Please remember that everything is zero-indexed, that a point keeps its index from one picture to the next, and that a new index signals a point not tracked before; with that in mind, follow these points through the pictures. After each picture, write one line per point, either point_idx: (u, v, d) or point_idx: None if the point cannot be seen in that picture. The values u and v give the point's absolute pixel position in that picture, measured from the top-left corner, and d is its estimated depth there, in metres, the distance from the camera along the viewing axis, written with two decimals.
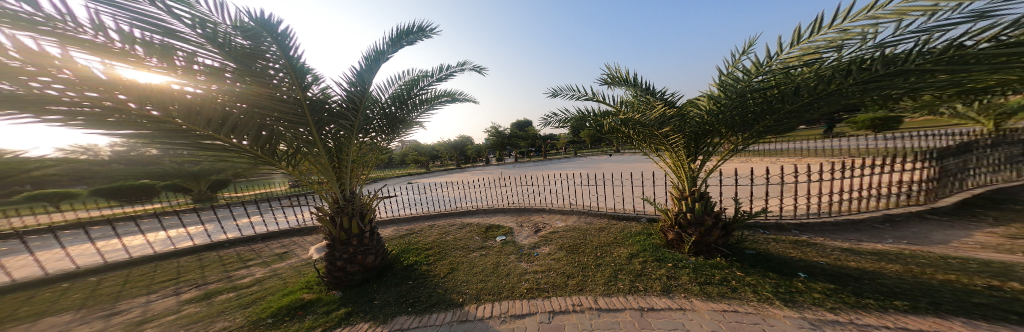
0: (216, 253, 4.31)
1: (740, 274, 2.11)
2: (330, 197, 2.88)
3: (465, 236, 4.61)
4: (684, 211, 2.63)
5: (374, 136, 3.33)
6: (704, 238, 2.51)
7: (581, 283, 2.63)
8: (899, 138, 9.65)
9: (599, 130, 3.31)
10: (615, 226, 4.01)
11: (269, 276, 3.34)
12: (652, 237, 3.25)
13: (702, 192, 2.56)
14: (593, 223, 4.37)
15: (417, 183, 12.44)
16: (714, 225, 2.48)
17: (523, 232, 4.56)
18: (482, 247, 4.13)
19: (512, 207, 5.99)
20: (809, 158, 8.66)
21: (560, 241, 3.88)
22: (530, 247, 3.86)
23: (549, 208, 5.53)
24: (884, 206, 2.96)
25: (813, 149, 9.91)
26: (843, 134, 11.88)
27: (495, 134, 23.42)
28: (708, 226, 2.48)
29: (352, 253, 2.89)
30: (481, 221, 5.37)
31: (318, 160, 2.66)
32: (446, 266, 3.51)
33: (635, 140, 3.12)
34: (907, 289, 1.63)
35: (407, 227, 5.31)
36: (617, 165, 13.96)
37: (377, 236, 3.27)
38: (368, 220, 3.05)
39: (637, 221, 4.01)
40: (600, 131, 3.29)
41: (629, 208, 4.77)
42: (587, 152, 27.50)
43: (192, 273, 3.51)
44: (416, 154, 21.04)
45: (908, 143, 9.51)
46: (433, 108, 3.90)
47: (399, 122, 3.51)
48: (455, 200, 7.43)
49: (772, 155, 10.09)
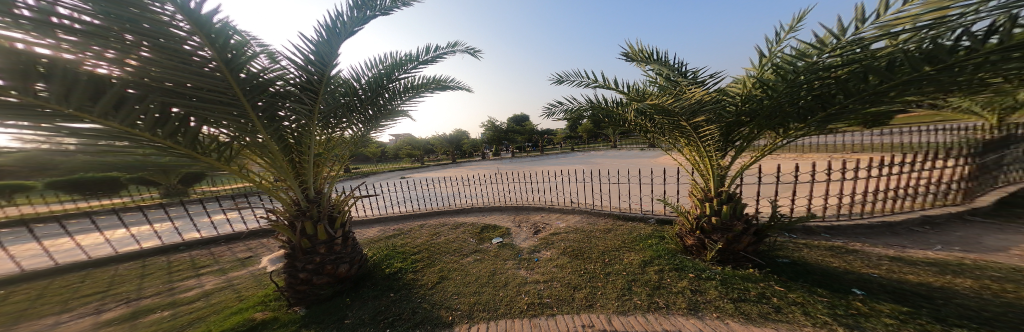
0: (165, 258, 3.72)
1: (781, 290, 1.77)
2: (290, 199, 2.38)
3: (458, 238, 4.20)
4: (707, 215, 2.29)
5: (352, 126, 2.86)
6: (731, 245, 2.19)
7: (590, 297, 2.27)
8: (897, 134, 9.76)
9: (610, 124, 2.98)
10: (621, 228, 3.75)
11: (221, 287, 2.83)
12: (665, 241, 2.98)
13: (731, 193, 2.23)
14: (597, 224, 4.11)
15: (411, 178, 11.97)
16: (744, 231, 2.16)
17: (522, 234, 4.20)
18: (476, 250, 3.75)
19: (509, 205, 5.62)
20: (811, 156, 8.66)
21: (562, 245, 3.60)
22: (529, 252, 3.56)
23: (548, 206, 5.18)
24: (918, 207, 2.82)
25: (812, 146, 9.88)
26: (840, 132, 12.02)
27: (491, 130, 23.04)
28: (737, 232, 2.16)
29: (319, 263, 2.42)
30: (476, 221, 4.97)
31: (269, 155, 2.13)
32: (435, 273, 3.10)
33: (653, 132, 2.75)
34: (999, 313, 1.32)
35: (394, 227, 4.85)
36: (615, 161, 13.75)
37: (353, 241, 2.81)
38: (339, 224, 2.57)
39: (645, 222, 3.75)
40: (611, 124, 2.96)
41: (635, 208, 4.47)
42: (584, 147, 27.35)
43: (127, 285, 2.96)
44: (410, 149, 20.33)
45: (904, 140, 9.64)
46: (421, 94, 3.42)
47: (382, 110, 3.04)
48: (450, 197, 7.02)
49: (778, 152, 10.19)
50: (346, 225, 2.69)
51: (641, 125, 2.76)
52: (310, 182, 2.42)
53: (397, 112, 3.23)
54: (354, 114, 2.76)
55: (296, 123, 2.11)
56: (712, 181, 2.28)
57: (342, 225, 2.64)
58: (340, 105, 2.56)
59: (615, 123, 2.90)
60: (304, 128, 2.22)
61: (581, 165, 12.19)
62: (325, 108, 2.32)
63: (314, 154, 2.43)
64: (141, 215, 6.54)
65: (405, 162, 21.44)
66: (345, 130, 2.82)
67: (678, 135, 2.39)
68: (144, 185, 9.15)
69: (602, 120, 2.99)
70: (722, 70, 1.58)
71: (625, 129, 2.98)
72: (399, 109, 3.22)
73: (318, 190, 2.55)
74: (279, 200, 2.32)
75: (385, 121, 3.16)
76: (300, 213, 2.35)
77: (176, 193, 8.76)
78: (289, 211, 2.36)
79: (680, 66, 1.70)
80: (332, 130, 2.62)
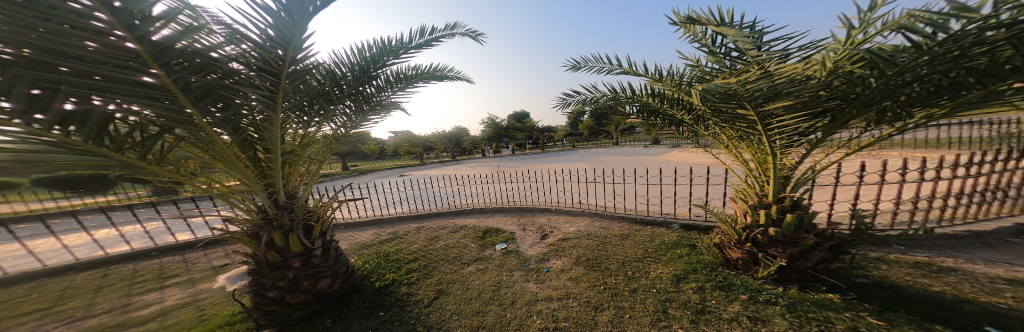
0: (133, 267, 3.38)
1: (879, 325, 1.37)
2: (255, 205, 1.97)
3: (458, 244, 3.82)
4: (764, 226, 1.85)
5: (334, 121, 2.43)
6: (798, 261, 1.76)
7: (616, 322, 1.88)
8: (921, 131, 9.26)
9: (637, 115, 2.57)
10: (640, 233, 3.42)
11: (185, 303, 2.42)
12: (696, 251, 2.61)
13: (798, 199, 1.78)
14: (611, 229, 3.76)
15: (411, 176, 11.63)
16: (816, 246, 1.71)
17: (528, 239, 3.85)
18: (478, 258, 3.38)
19: (512, 206, 5.24)
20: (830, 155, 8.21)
21: (574, 253, 3.25)
22: (538, 260, 3.21)
23: (555, 208, 4.81)
24: (1001, 214, 2.40)
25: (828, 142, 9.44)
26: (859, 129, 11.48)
27: (491, 127, 22.48)
28: (806, 247, 1.72)
29: (292, 280, 1.98)
30: (477, 224, 4.59)
31: (214, 149, 1.65)
32: (433, 287, 2.70)
33: (690, 125, 2.30)
34: None
35: (389, 230, 4.46)
36: (620, 158, 13.33)
37: (338, 251, 2.41)
38: (316, 235, 2.14)
39: (666, 228, 3.40)
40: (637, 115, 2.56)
41: (651, 211, 4.09)
42: (587, 143, 26.80)
43: (78, 299, 2.59)
44: (409, 146, 19.81)
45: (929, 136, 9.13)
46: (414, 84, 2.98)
47: (369, 102, 2.62)
48: (450, 196, 6.65)
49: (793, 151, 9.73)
50: (326, 233, 2.27)
51: (676, 118, 2.34)
52: (278, 184, 2.00)
53: (387, 104, 2.80)
54: (334, 107, 2.33)
55: (256, 115, 1.71)
56: (771, 184, 1.85)
57: (320, 235, 2.22)
58: (315, 91, 2.10)
59: (643, 114, 2.50)
60: (265, 122, 1.80)
61: (584, 163, 11.77)
62: (293, 99, 1.91)
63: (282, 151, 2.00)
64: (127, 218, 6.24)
65: (405, 160, 21.05)
66: (325, 127, 2.40)
67: (724, 130, 1.98)
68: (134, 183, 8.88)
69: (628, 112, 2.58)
70: (808, 44, 1.17)
71: (652, 123, 2.57)
72: (389, 100, 2.78)
73: (288, 195, 2.12)
74: (239, 207, 1.89)
75: (373, 115, 2.72)
76: (264, 223, 1.93)
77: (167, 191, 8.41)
78: (250, 223, 1.93)
79: (748, 43, 1.28)
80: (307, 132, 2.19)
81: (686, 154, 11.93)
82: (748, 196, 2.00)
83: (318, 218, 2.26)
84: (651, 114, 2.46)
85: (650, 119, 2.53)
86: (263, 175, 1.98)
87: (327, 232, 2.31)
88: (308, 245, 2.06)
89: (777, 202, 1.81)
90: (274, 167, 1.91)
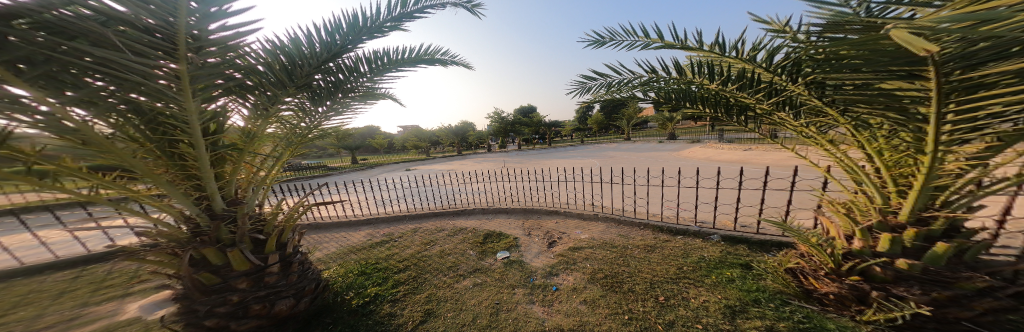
0: (110, 268, 3.15)
1: None
2: (182, 213, 1.53)
3: (455, 250, 3.49)
4: (893, 256, 1.30)
5: (302, 111, 1.98)
6: (943, 308, 1.19)
7: None
8: None
9: (682, 105, 2.02)
10: (667, 245, 2.89)
11: (139, 319, 2.11)
12: (749, 275, 2.04)
13: (958, 220, 1.25)
14: (630, 237, 3.26)
15: (414, 172, 11.43)
16: (987, 293, 1.13)
17: (533, 247, 3.43)
18: (476, 269, 3.00)
19: (517, 207, 4.81)
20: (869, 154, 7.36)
21: (588, 267, 2.77)
22: (545, 275, 2.76)
23: (564, 210, 4.36)
24: None
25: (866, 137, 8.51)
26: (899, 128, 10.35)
27: (496, 121, 21.86)
28: (968, 291, 1.14)
29: (240, 305, 1.57)
30: (477, 226, 4.23)
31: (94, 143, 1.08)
32: (422, 305, 2.33)
33: (764, 112, 1.71)
34: None
35: (384, 231, 4.16)
36: (631, 154, 12.63)
37: (308, 265, 2.03)
38: (269, 250, 1.71)
39: (700, 240, 2.85)
40: (682, 104, 2.01)
41: (675, 217, 3.56)
42: (595, 139, 25.86)
43: (33, 309, 2.33)
44: (415, 140, 19.70)
45: None
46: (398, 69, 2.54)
47: (344, 88, 2.16)
48: (452, 194, 6.31)
49: None
50: (286, 245, 1.83)
51: (742, 106, 1.78)
52: (213, 188, 1.49)
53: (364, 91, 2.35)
54: (302, 96, 1.88)
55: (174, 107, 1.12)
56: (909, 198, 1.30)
57: (282, 246, 1.81)
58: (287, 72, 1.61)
59: (692, 102, 1.95)
60: (212, 113, 1.36)
61: (592, 160, 11.19)
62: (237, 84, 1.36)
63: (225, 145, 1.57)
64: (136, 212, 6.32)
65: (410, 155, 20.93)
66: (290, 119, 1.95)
67: (833, 118, 1.47)
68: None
69: (670, 100, 2.03)
70: None
71: (699, 113, 2.01)
72: (367, 86, 2.31)
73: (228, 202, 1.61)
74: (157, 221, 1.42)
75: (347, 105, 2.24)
76: (196, 238, 1.50)
77: None
78: (178, 238, 1.51)
79: None
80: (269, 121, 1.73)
81: (703, 150, 11.10)
82: (862, 214, 1.48)
83: (280, 225, 1.84)
84: (705, 103, 1.90)
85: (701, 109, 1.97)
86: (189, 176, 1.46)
87: (291, 242, 1.87)
88: (256, 261, 1.60)
89: (919, 225, 1.30)
90: (203, 166, 1.37)
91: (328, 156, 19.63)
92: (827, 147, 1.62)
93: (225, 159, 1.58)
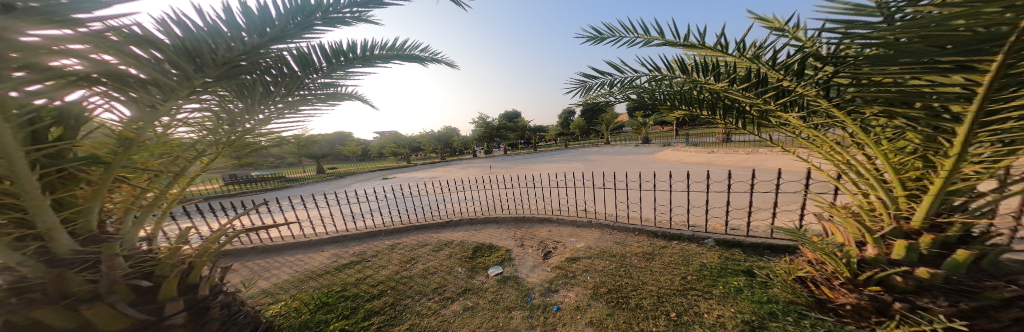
0: None
1: None
2: None
3: (441, 268, 3.12)
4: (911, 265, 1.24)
5: (226, 113, 1.59)
6: (971, 321, 1.12)
7: None
8: None
9: (676, 105, 1.92)
10: (665, 251, 2.78)
11: None
12: (757, 284, 1.95)
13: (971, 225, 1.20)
14: (627, 244, 3.15)
15: (394, 179, 10.69)
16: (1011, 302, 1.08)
17: (528, 259, 3.19)
18: (465, 289, 2.67)
19: (507, 215, 4.55)
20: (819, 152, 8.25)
21: (587, 280, 2.59)
22: (542, 292, 2.51)
23: (556, 217, 4.19)
24: None
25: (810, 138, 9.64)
26: None
27: (480, 126, 21.53)
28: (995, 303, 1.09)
29: None
30: (465, 239, 3.90)
31: None
32: None
33: (767, 113, 1.63)
34: None
35: (356, 251, 3.68)
36: (613, 157, 13.06)
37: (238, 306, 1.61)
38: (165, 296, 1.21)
39: (697, 244, 2.78)
40: (676, 104, 1.91)
41: (668, 222, 3.51)
42: (578, 143, 26.58)
43: None
44: (394, 146, 18.69)
45: None
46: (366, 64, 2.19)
47: (287, 81, 1.78)
48: (435, 203, 5.87)
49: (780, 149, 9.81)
50: (198, 286, 1.37)
51: (739, 107, 1.67)
52: (51, 221, 0.95)
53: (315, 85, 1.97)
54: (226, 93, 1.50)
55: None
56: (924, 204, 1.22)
57: (190, 288, 1.35)
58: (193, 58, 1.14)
59: (685, 102, 1.85)
60: (54, 110, 0.95)
61: (577, 164, 11.34)
62: (107, 73, 0.94)
63: (103, 154, 1.10)
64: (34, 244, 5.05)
65: (389, 161, 19.78)
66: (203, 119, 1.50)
67: (839, 120, 1.36)
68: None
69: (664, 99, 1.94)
70: None
71: (696, 115, 1.92)
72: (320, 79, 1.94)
73: (80, 241, 1.06)
74: None
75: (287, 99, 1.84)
76: (19, 299, 0.93)
77: None
78: None
79: None
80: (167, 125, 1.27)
81: (678, 152, 11.79)
82: (873, 220, 1.42)
83: (186, 261, 1.38)
84: (699, 103, 1.79)
85: (696, 110, 1.86)
86: (3, 205, 0.89)
87: (205, 281, 1.41)
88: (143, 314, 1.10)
89: (934, 231, 1.24)
90: (27, 193, 0.84)
91: (294, 165, 17.76)
92: (826, 149, 1.56)
93: (76, 179, 1.05)
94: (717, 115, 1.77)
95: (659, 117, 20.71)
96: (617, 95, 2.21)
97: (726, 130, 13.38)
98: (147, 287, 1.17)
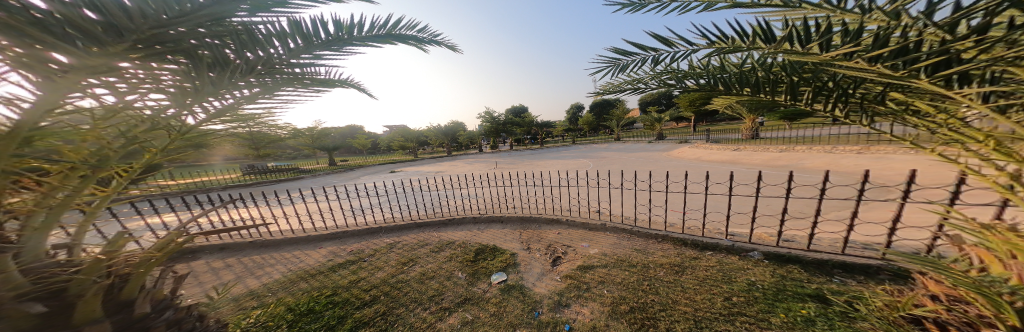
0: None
1: None
2: None
3: (440, 273, 2.86)
4: None
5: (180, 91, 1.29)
6: None
7: None
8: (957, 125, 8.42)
9: (730, 89, 1.45)
10: (697, 264, 2.32)
11: None
12: (836, 319, 1.47)
13: None
14: (648, 252, 2.75)
15: (401, 173, 10.68)
16: None
17: (534, 266, 2.87)
18: (464, 298, 2.40)
19: (512, 215, 4.26)
20: (862, 142, 7.33)
21: (603, 294, 2.23)
22: (551, 306, 2.19)
23: (566, 219, 3.85)
24: None
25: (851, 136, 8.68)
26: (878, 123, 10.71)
27: (487, 121, 21.26)
28: None
29: None
30: (467, 239, 3.64)
31: None
32: None
33: (883, 93, 1.08)
34: None
35: (352, 250, 3.53)
36: (624, 154, 12.48)
37: (190, 321, 1.33)
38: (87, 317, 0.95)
39: (739, 257, 2.26)
40: (730, 86, 1.45)
41: (699, 229, 3.02)
42: (587, 138, 25.87)
43: None
44: (402, 140, 18.81)
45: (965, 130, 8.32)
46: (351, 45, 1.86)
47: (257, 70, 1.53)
48: (439, 200, 5.67)
49: (813, 142, 8.91)
50: (132, 304, 1.11)
51: (831, 87, 1.18)
52: None
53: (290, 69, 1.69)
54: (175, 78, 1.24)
55: None
56: None
57: (123, 306, 1.09)
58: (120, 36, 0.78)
59: (745, 84, 1.39)
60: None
61: (586, 161, 10.81)
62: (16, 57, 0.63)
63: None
64: None
65: (397, 155, 19.98)
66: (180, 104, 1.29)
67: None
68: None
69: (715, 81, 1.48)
70: None
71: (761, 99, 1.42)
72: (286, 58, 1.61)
73: None
74: None
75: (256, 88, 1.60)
76: None
77: None
78: None
79: None
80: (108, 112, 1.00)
81: (696, 149, 11.00)
82: None
83: (115, 277, 1.09)
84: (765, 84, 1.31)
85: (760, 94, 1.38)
86: None
87: (146, 296, 1.16)
88: None
89: None
90: None
91: (308, 157, 18.22)
92: (971, 158, 1.01)
93: None
94: (794, 100, 1.27)
95: (674, 112, 19.69)
96: (651, 80, 1.83)
97: (750, 126, 12.40)
98: (50, 311, 0.88)
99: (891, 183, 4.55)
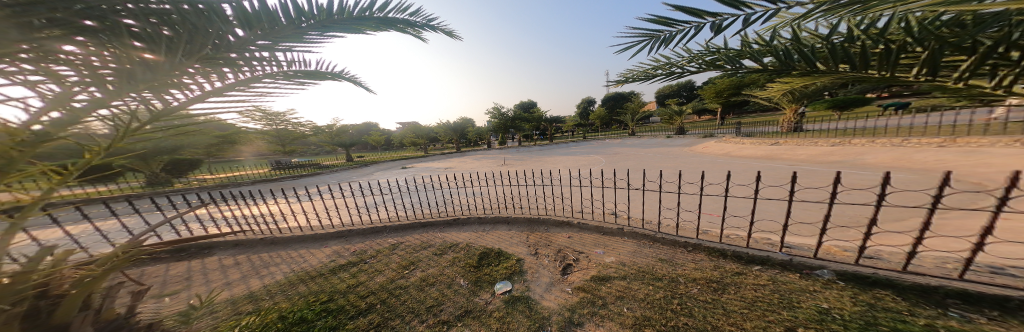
0: None
1: None
2: None
3: (441, 279, 2.65)
4: None
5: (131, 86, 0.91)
6: None
7: None
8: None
9: (813, 67, 1.16)
10: (743, 282, 1.89)
11: None
12: None
13: None
14: (676, 264, 2.34)
15: (412, 170, 10.80)
16: None
17: (542, 275, 2.58)
18: (463, 310, 2.17)
19: (519, 215, 4.00)
20: (933, 132, 6.24)
21: (623, 314, 1.87)
22: (559, 326, 1.87)
23: (578, 221, 3.52)
24: None
25: (921, 127, 7.41)
26: (950, 110, 9.18)
27: (497, 117, 21.03)
28: None
29: None
30: (471, 241, 3.43)
31: None
32: None
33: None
34: None
35: (356, 249, 3.47)
36: (641, 149, 11.73)
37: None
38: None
39: (801, 274, 1.79)
40: (809, 64, 1.17)
41: (743, 239, 2.53)
42: (600, 132, 24.87)
43: None
44: (415, 137, 19.14)
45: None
46: (328, 32, 1.40)
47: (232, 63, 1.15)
48: (446, 199, 5.53)
49: (868, 132, 7.74)
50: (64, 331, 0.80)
51: (995, 52, 0.81)
52: None
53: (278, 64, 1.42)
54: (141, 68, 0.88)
55: None
56: None
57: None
58: None
59: (834, 59, 1.09)
60: None
61: (601, 158, 10.25)
62: None
63: None
64: (107, 220, 5.79)
65: (409, 152, 20.38)
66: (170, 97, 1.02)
67: None
68: (134, 173, 8.71)
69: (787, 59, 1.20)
70: None
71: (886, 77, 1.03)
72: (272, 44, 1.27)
73: None
74: None
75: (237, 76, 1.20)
76: None
77: (160, 181, 8.41)
78: None
79: None
80: (37, 121, 0.72)
81: (724, 144, 10.04)
82: None
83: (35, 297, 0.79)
84: (863, 57, 1.01)
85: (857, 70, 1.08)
86: None
87: (84, 321, 0.85)
88: None
89: None
90: None
91: (327, 153, 19.05)
92: None
93: None
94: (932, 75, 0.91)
95: (697, 104, 18.31)
96: (687, 62, 1.47)
97: (789, 116, 11.12)
98: None
99: (986, 183, 3.71)
